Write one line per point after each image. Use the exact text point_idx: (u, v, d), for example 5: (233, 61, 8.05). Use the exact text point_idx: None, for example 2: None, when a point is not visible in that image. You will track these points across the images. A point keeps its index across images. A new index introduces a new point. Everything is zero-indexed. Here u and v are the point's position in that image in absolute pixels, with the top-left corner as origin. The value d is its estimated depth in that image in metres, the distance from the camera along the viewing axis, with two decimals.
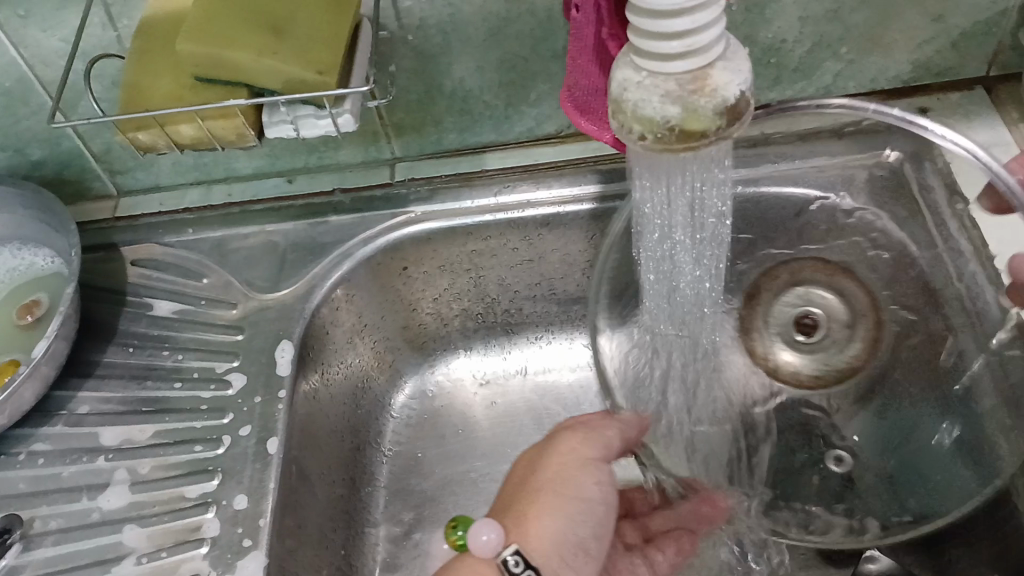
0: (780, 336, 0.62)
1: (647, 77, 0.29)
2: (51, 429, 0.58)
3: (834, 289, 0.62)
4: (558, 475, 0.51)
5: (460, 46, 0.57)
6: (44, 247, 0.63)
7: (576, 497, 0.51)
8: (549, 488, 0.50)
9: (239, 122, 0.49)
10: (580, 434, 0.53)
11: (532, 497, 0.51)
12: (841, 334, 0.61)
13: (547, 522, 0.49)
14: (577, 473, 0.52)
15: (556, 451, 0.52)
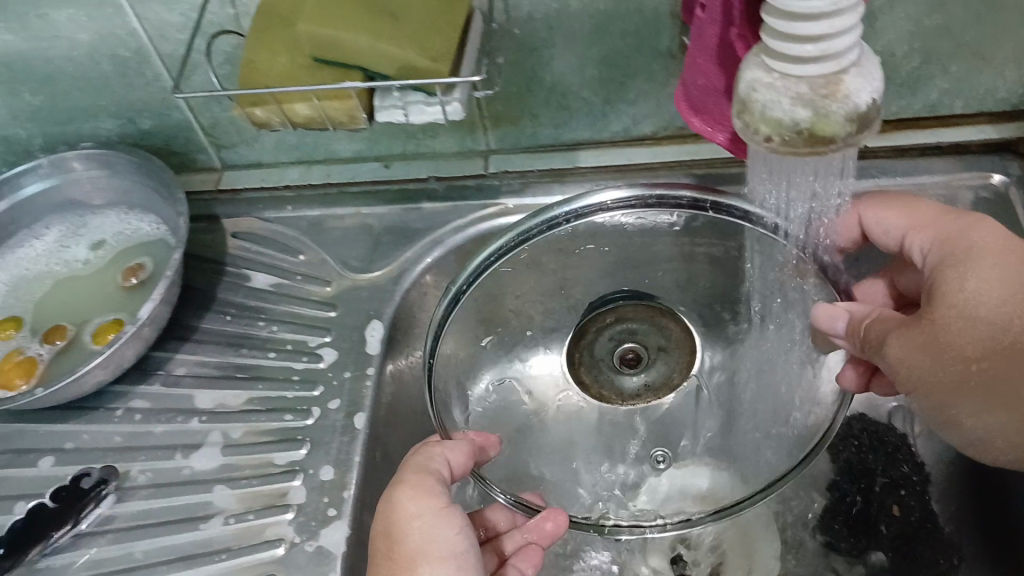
0: (606, 372, 0.68)
1: (778, 79, 0.29)
2: (149, 388, 0.60)
3: (655, 328, 0.68)
4: (421, 534, 0.45)
5: (563, 41, 0.57)
6: (150, 213, 0.66)
7: (444, 558, 0.44)
8: (419, 558, 0.44)
9: (353, 105, 0.51)
10: (412, 485, 0.47)
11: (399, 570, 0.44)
12: (658, 361, 0.68)
13: None
14: (438, 528, 0.45)
15: (402, 516, 0.46)
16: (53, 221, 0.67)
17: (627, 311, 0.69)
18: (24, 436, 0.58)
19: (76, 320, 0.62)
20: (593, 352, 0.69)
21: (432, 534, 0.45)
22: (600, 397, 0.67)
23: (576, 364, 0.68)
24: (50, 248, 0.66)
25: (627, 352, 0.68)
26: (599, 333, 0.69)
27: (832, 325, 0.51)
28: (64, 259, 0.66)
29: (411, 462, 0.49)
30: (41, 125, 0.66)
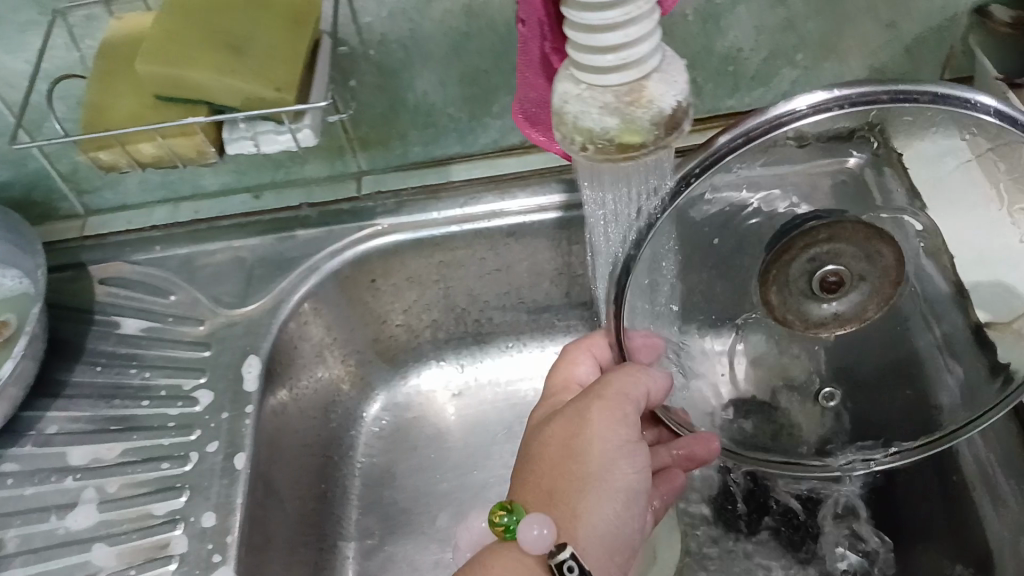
0: (798, 296, 0.51)
1: (585, 90, 0.30)
2: (19, 449, 0.57)
3: (868, 252, 0.49)
4: (599, 465, 0.46)
5: (423, 61, 0.58)
6: (11, 268, 0.63)
7: (616, 492, 0.46)
8: (589, 485, 0.45)
9: (199, 141, 0.50)
10: (613, 409, 0.47)
11: (567, 486, 0.45)
12: (855, 291, 0.51)
13: (594, 519, 0.45)
14: (621, 462, 0.47)
15: (594, 434, 0.46)
16: None
17: (847, 228, 0.48)
18: None
19: None
20: (788, 271, 0.50)
21: (617, 467, 0.46)
22: (782, 320, 0.53)
23: (766, 279, 0.51)
24: None
25: (829, 278, 0.49)
26: (805, 255, 0.49)
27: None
28: None
29: (620, 373, 0.49)
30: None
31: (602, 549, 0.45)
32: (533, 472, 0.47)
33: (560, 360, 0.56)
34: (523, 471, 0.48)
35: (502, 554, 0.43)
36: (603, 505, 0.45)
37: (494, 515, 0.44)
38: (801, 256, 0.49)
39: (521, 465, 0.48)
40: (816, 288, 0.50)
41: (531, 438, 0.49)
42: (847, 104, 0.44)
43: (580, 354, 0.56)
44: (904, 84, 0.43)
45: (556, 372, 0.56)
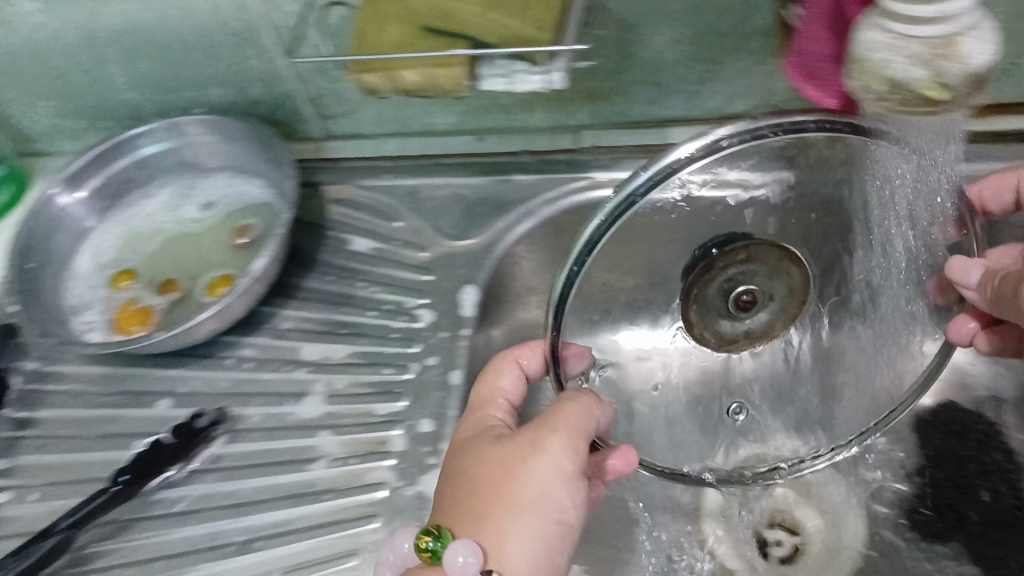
0: (714, 314, 0.52)
1: (896, 39, 0.33)
2: (257, 338, 0.63)
3: (773, 271, 0.51)
4: (536, 494, 0.43)
5: (663, 17, 0.55)
6: (257, 178, 0.67)
7: (553, 523, 0.43)
8: (521, 515, 0.42)
9: (459, 75, 0.51)
10: (561, 438, 0.44)
11: (502, 518, 0.42)
12: (766, 310, 0.52)
13: (525, 550, 0.42)
14: (559, 493, 0.43)
15: (536, 461, 0.43)
16: (159, 180, 0.68)
17: (759, 251, 0.50)
18: (140, 379, 0.62)
19: (187, 275, 0.65)
20: (707, 290, 0.50)
21: (554, 498, 0.43)
22: (699, 339, 0.53)
23: (688, 299, 0.52)
24: (161, 204, 0.68)
25: (741, 294, 0.50)
26: (729, 278, 0.50)
27: (964, 277, 0.49)
28: (175, 215, 0.68)
29: (564, 400, 0.46)
30: (147, 81, 0.68)
31: None
32: (467, 496, 0.44)
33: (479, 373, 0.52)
34: (455, 495, 0.45)
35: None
36: (531, 540, 0.42)
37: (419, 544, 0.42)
38: (719, 276, 0.50)
39: (452, 485, 0.45)
40: (733, 310, 0.51)
41: (463, 458, 0.46)
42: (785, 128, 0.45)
43: (503, 366, 0.51)
44: (785, 117, 0.44)
45: (479, 383, 0.51)
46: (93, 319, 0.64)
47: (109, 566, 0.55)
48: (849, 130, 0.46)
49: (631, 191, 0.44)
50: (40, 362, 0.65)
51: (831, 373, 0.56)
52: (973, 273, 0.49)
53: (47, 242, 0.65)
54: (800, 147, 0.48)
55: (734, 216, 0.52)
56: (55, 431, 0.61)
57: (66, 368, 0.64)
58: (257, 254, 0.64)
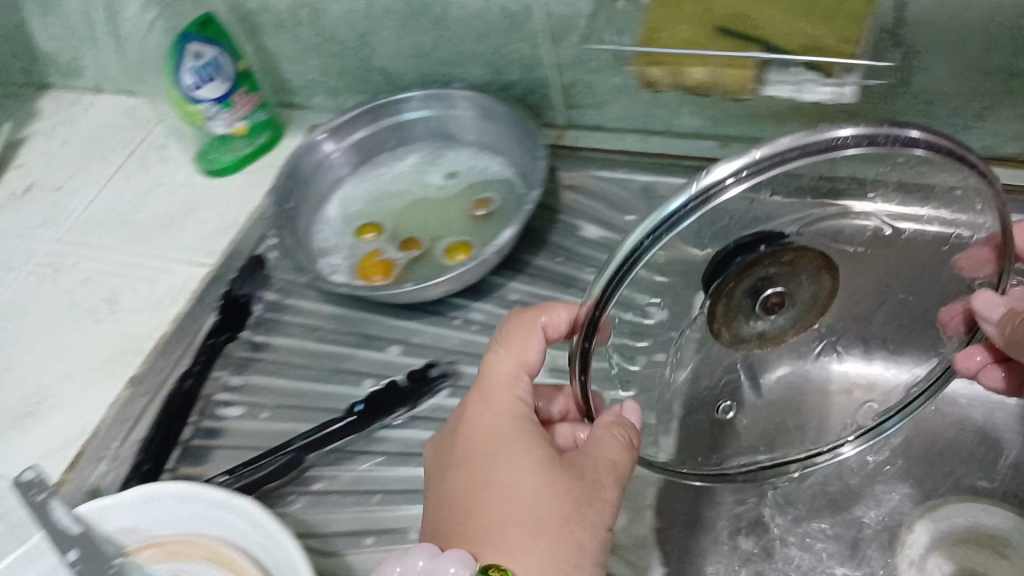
0: (739, 311, 0.43)
1: None
2: (485, 305, 0.66)
3: (811, 280, 0.44)
4: (586, 540, 0.41)
5: (948, 46, 0.55)
6: (501, 155, 0.70)
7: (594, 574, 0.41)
8: (574, 562, 0.40)
9: (746, 77, 0.52)
10: (613, 482, 0.43)
11: (556, 561, 0.40)
12: (784, 314, 0.45)
13: None
14: (605, 541, 0.42)
15: (589, 503, 0.42)
16: (412, 146, 0.73)
17: (805, 256, 0.43)
18: (371, 323, 0.66)
19: (429, 236, 0.68)
20: (736, 289, 0.42)
21: (600, 545, 0.41)
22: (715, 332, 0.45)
23: (722, 294, 0.42)
24: (409, 168, 0.73)
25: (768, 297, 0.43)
26: (747, 273, 0.42)
27: (987, 311, 0.46)
28: (422, 180, 0.72)
29: (604, 425, 0.43)
30: (413, 49, 0.72)
31: None
32: (513, 522, 0.41)
33: (502, 346, 0.48)
34: (493, 525, 0.41)
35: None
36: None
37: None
38: (754, 275, 0.42)
39: (489, 502, 0.42)
40: (753, 314, 0.44)
41: (500, 475, 0.43)
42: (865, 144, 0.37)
43: (537, 349, 0.47)
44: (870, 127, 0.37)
45: (504, 358, 0.48)
46: (337, 263, 0.68)
47: (328, 493, 0.58)
48: (890, 138, 0.37)
49: (666, 216, 0.37)
50: (279, 294, 0.69)
51: (840, 403, 0.52)
52: (996, 309, 0.46)
53: (307, 187, 0.70)
54: (853, 162, 0.39)
55: (785, 209, 0.40)
56: (287, 358, 0.65)
57: (304, 306, 0.68)
58: (501, 226, 0.66)
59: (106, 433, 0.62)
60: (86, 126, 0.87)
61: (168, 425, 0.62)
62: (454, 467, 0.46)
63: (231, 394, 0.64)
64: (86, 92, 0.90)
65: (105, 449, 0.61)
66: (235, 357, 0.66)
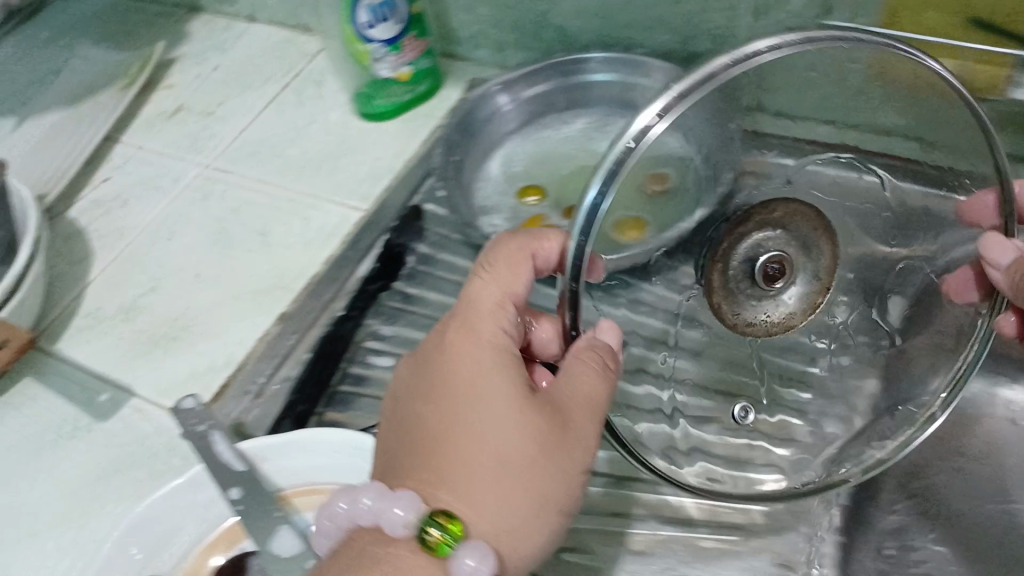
0: (742, 282, 0.43)
1: None
2: None
3: (804, 245, 0.45)
4: (553, 479, 0.40)
5: None
6: None
7: (555, 512, 0.40)
8: (534, 502, 0.39)
9: (1001, 75, 0.52)
10: (591, 420, 0.40)
11: (516, 509, 0.39)
12: (787, 289, 0.45)
13: (529, 536, 0.39)
14: (575, 481, 0.40)
15: (559, 444, 0.40)
16: (581, 111, 0.69)
17: (798, 213, 0.44)
18: None
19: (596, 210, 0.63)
20: (733, 254, 0.43)
21: (568, 485, 0.40)
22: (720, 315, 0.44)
23: (715, 262, 0.42)
24: (577, 132, 0.69)
25: (770, 260, 0.43)
26: (742, 238, 0.43)
27: (996, 259, 0.48)
28: (590, 148, 0.68)
29: (574, 352, 0.40)
30: (597, 7, 0.68)
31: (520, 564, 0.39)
32: (477, 467, 0.39)
33: (488, 271, 0.43)
34: (456, 461, 0.39)
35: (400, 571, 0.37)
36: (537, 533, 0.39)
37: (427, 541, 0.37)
38: (752, 233, 0.43)
39: (457, 442, 0.39)
40: (756, 288, 0.44)
41: (473, 410, 0.40)
42: (784, 48, 0.38)
43: (527, 278, 0.43)
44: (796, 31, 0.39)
45: (490, 284, 0.43)
46: (497, 222, 0.65)
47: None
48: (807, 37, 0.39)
49: (586, 208, 0.36)
50: (434, 248, 0.67)
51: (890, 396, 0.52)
52: (1005, 257, 0.48)
53: (469, 142, 0.68)
54: (753, 75, 0.41)
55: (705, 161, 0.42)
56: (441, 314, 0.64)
57: (459, 264, 0.66)
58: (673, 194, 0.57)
59: (254, 366, 0.61)
60: (239, 52, 0.86)
61: (321, 368, 0.60)
62: (421, 395, 0.42)
63: (381, 344, 0.62)
64: (240, 19, 0.89)
65: (252, 383, 0.60)
66: (387, 307, 0.64)
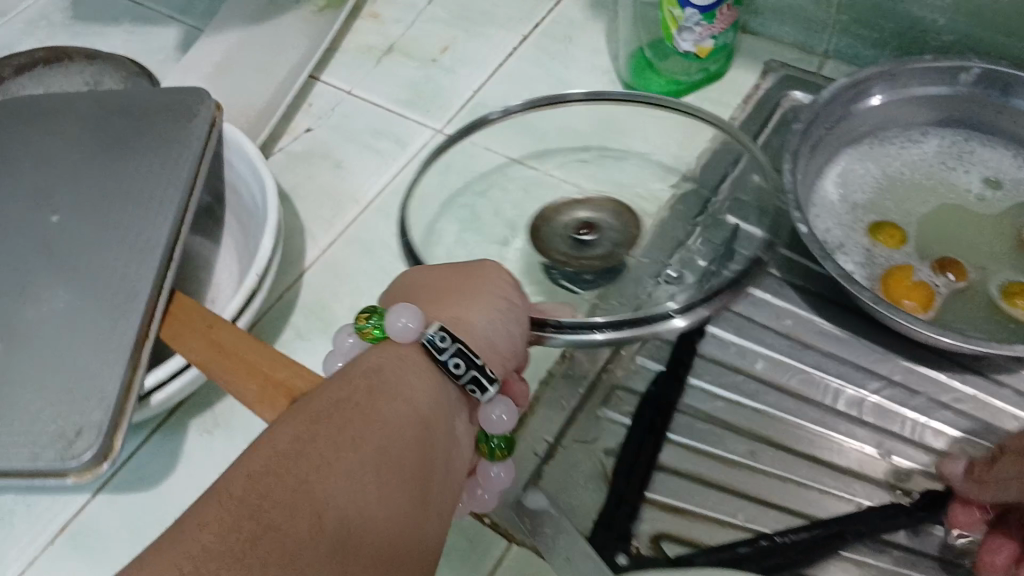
0: (569, 249, 0.55)
1: None
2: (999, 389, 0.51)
3: (586, 207, 0.58)
4: (483, 288, 0.43)
5: None
6: None
7: (495, 301, 0.42)
8: (468, 298, 0.42)
9: None
10: (496, 265, 0.44)
11: (477, 305, 0.41)
12: (608, 236, 0.56)
13: (480, 316, 0.41)
14: (499, 288, 0.43)
15: (444, 276, 0.44)
16: (940, 128, 0.57)
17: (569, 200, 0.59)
18: (874, 358, 0.53)
19: (977, 264, 0.53)
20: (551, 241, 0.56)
21: (493, 288, 0.43)
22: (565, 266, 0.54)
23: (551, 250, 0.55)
24: (931, 159, 0.57)
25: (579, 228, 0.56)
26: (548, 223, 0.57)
27: None
28: (951, 184, 0.56)
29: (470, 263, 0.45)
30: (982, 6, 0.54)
31: (492, 350, 0.41)
32: (428, 304, 0.42)
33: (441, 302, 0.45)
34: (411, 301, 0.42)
35: (377, 367, 0.36)
36: (492, 311, 0.41)
37: (362, 328, 0.40)
38: (554, 220, 0.57)
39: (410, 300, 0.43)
40: (584, 245, 0.56)
41: (403, 288, 0.45)
42: (915, 105, 0.56)
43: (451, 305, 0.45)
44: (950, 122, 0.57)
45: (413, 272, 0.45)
46: (846, 265, 0.53)
47: None
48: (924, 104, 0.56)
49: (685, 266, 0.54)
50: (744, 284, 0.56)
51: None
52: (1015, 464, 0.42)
53: (822, 144, 0.55)
54: (933, 181, 0.56)
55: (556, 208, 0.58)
56: (768, 379, 0.52)
57: (771, 311, 0.55)
58: None
59: (540, 419, 0.51)
60: None
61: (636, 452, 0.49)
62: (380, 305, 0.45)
63: (694, 411, 0.51)
64: None
65: (539, 445, 0.50)
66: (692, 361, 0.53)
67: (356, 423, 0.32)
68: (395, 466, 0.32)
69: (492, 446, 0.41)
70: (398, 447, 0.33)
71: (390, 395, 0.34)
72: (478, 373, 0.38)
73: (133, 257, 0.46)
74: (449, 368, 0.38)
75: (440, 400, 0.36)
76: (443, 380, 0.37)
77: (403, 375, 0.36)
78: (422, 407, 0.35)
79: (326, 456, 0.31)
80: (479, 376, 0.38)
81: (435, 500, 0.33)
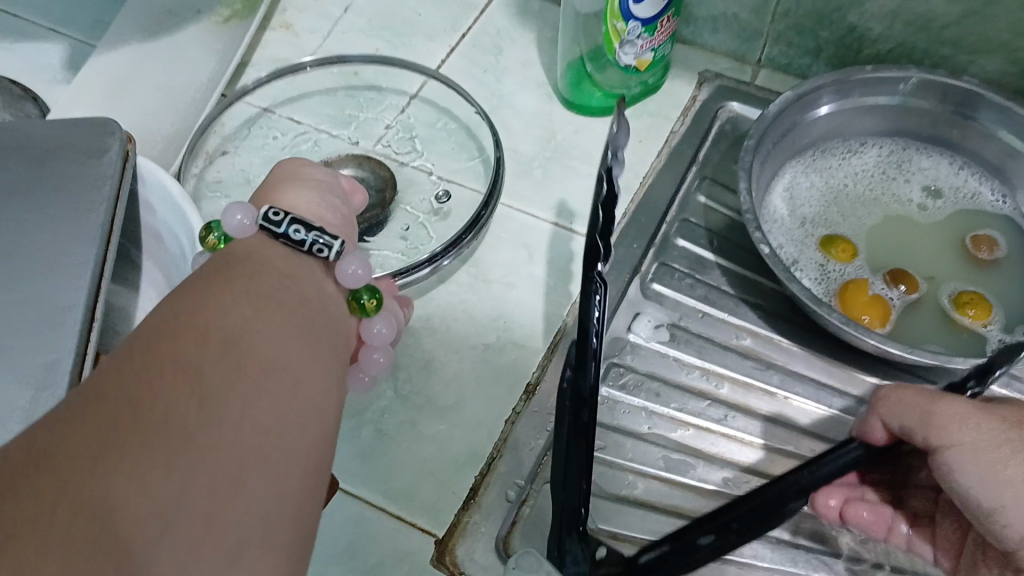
0: None
1: None
2: None
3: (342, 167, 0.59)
4: (306, 176, 0.41)
5: None
6: (1000, 183, 0.56)
7: (319, 186, 0.40)
8: (296, 183, 0.40)
9: None
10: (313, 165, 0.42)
11: (313, 200, 0.39)
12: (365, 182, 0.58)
13: (311, 198, 0.39)
14: (318, 177, 0.41)
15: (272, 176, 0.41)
16: (880, 139, 0.58)
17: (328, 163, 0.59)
18: (832, 371, 0.52)
19: (925, 275, 0.54)
20: None
21: (319, 179, 0.41)
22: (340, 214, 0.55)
23: None
24: (872, 170, 0.58)
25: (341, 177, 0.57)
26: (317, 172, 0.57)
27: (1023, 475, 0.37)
28: (893, 194, 0.57)
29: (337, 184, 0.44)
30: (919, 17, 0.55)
31: (329, 221, 0.39)
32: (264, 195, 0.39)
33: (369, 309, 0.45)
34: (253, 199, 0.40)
35: (238, 254, 0.34)
36: (309, 192, 0.39)
37: (207, 244, 0.39)
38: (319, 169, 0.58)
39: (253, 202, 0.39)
40: None
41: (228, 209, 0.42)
42: (853, 109, 0.56)
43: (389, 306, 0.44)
44: (889, 130, 0.58)
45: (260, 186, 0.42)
46: (803, 279, 0.53)
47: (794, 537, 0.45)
48: (858, 106, 0.56)
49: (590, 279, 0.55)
50: (700, 303, 0.54)
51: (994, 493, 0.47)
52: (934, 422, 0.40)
53: (771, 158, 0.55)
54: (879, 188, 0.57)
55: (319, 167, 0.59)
56: (735, 401, 0.51)
57: (729, 330, 0.53)
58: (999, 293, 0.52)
59: (509, 461, 0.47)
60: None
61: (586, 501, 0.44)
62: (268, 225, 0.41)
63: (668, 440, 0.49)
64: None
65: (511, 489, 0.46)
66: (650, 383, 0.51)
67: (237, 307, 0.30)
68: (286, 363, 0.29)
69: (365, 300, 0.37)
70: (287, 309, 0.31)
71: (273, 285, 0.32)
72: (320, 233, 0.35)
73: (49, 308, 0.41)
74: (290, 238, 0.35)
75: (313, 281, 0.35)
76: (288, 251, 0.35)
77: (273, 261, 0.34)
78: (303, 299, 0.33)
79: (212, 341, 0.28)
80: (322, 235, 0.35)
81: (328, 380, 0.31)
